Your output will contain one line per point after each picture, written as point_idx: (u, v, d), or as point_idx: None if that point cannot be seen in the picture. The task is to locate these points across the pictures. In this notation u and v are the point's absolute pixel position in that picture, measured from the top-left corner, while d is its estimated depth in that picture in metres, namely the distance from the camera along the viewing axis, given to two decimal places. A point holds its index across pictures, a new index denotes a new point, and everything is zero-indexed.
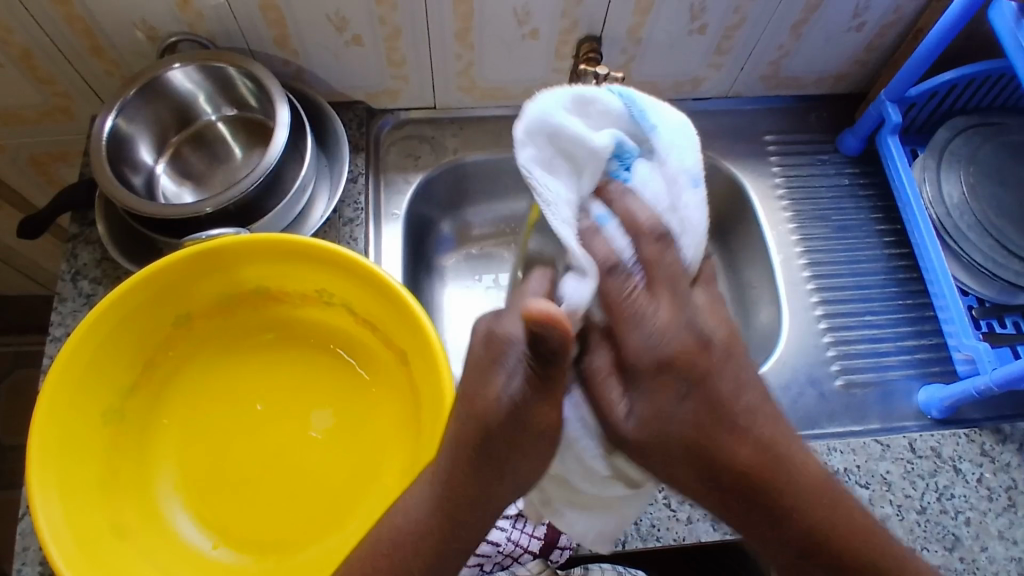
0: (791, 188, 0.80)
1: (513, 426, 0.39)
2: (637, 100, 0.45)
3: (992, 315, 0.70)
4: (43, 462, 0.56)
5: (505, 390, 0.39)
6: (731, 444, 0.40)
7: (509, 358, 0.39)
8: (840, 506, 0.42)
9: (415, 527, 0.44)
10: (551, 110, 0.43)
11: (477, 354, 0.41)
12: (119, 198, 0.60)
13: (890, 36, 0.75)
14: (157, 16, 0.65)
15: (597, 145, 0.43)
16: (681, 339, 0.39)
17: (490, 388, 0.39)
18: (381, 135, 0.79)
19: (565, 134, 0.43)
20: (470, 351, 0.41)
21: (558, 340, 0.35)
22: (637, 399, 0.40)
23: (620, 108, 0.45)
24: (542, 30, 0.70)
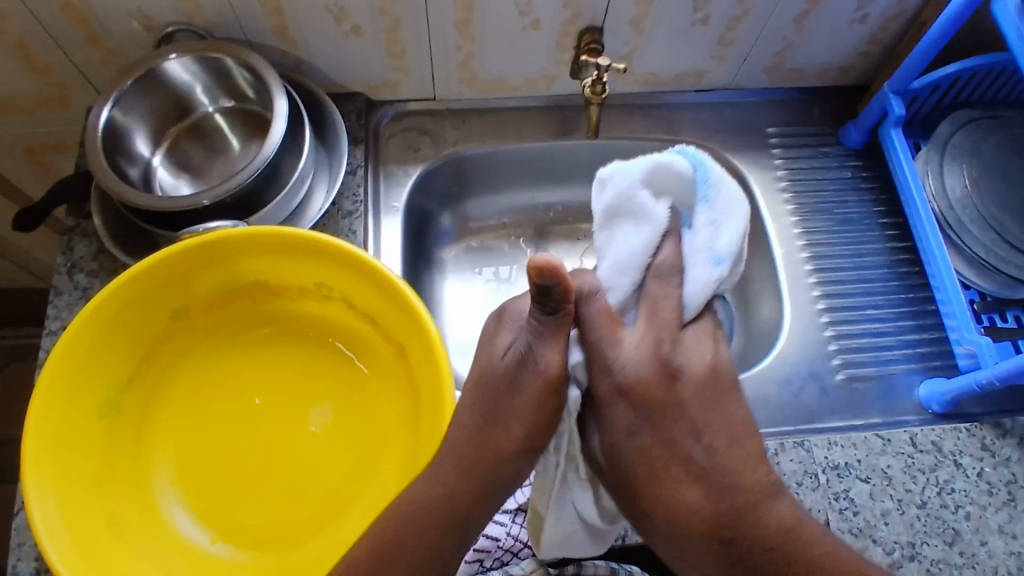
0: (793, 180, 0.79)
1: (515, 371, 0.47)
2: (704, 165, 0.48)
3: (994, 309, 0.69)
4: (39, 456, 0.56)
5: (508, 347, 0.48)
6: (660, 499, 0.46)
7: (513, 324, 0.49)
8: (798, 559, 0.45)
9: (427, 498, 0.48)
10: (631, 186, 0.48)
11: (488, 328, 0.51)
12: (116, 191, 0.59)
13: (895, 27, 0.74)
14: (153, 5, 0.64)
15: (666, 180, 0.48)
16: (643, 370, 0.47)
17: (496, 347, 0.49)
18: (381, 126, 0.78)
19: (668, 177, 0.48)
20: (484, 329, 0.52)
21: (558, 292, 0.42)
22: (602, 429, 0.48)
23: (687, 169, 0.48)
24: (543, 21, 0.69)
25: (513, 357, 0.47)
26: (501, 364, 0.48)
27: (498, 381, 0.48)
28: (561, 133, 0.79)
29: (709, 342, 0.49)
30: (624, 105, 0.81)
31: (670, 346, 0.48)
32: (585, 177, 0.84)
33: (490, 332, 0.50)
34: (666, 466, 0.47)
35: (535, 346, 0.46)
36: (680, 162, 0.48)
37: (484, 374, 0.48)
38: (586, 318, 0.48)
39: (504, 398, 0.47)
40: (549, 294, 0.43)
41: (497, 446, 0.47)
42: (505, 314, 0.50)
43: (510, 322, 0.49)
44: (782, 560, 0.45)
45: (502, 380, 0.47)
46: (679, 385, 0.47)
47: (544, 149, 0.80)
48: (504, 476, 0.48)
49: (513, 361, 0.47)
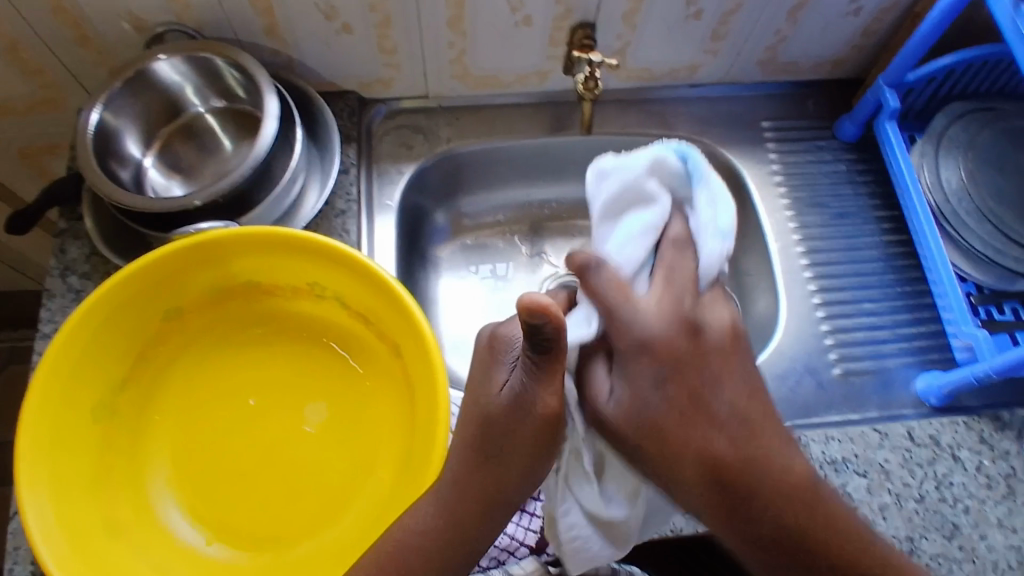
0: (789, 174, 0.79)
1: (514, 407, 0.46)
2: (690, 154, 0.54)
3: (991, 302, 0.69)
4: (33, 459, 0.56)
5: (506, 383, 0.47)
6: (691, 449, 0.48)
7: (508, 357, 0.48)
8: (820, 513, 0.47)
9: (429, 526, 0.48)
10: (631, 177, 0.55)
11: (481, 357, 0.50)
12: (107, 193, 0.59)
13: (889, 20, 0.73)
14: (143, 6, 0.64)
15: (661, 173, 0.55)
16: (665, 330, 0.49)
17: (493, 383, 0.48)
18: (373, 124, 0.78)
19: (661, 171, 0.55)
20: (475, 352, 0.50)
21: (552, 334, 0.41)
22: (620, 382, 0.50)
23: (678, 161, 0.54)
24: (535, 16, 0.68)
25: (510, 394, 0.47)
26: (497, 402, 0.47)
27: (495, 418, 0.47)
28: (555, 129, 0.79)
29: (725, 304, 0.53)
30: (618, 101, 0.81)
31: (691, 303, 0.51)
32: (580, 173, 0.84)
33: (481, 363, 0.50)
34: (695, 411, 0.49)
35: (529, 385, 0.46)
36: (669, 157, 0.54)
37: (481, 412, 0.48)
38: (597, 286, 0.50)
39: (504, 435, 0.47)
40: (540, 335, 0.41)
41: (500, 473, 0.48)
42: (496, 346, 0.49)
43: (503, 354, 0.49)
44: (802, 510, 0.47)
45: (500, 419, 0.47)
46: (701, 340, 0.50)
47: (538, 146, 0.79)
48: (509, 499, 0.48)
49: (509, 398, 0.47)
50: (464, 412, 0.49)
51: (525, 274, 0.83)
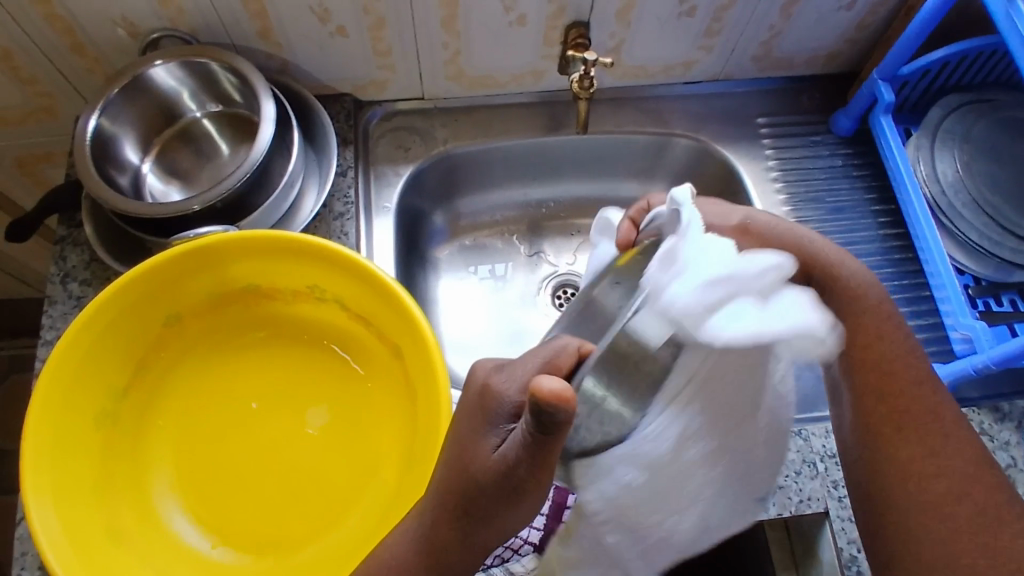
0: (785, 170, 0.79)
1: (503, 481, 0.41)
2: None
3: (988, 294, 0.70)
4: (37, 466, 0.56)
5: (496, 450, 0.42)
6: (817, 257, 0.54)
7: (500, 416, 0.43)
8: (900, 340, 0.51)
9: (405, 560, 0.44)
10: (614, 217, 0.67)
11: (470, 407, 0.45)
12: (105, 198, 0.59)
13: (881, 13, 0.74)
14: (138, 12, 0.64)
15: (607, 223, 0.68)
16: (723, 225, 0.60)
17: (481, 448, 0.42)
18: (369, 127, 0.78)
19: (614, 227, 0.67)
20: (463, 402, 0.46)
21: (563, 426, 0.35)
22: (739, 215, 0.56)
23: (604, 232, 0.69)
24: (529, 16, 0.69)
25: (497, 466, 0.40)
26: (484, 467, 0.41)
27: (483, 480, 0.41)
28: (550, 129, 0.79)
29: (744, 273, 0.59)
30: (613, 99, 0.81)
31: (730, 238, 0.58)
32: (577, 172, 0.84)
33: (472, 419, 0.44)
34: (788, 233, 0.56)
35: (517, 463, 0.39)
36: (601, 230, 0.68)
37: (468, 471, 0.42)
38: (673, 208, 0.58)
39: (491, 502, 0.42)
40: (546, 424, 0.35)
41: (478, 535, 0.43)
42: (487, 402, 0.44)
43: (495, 412, 0.44)
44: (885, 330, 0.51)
45: (487, 491, 0.41)
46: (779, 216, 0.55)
47: (533, 146, 0.80)
48: (486, 546, 0.44)
49: (497, 466, 0.40)
50: (446, 464, 0.44)
51: (524, 274, 0.83)
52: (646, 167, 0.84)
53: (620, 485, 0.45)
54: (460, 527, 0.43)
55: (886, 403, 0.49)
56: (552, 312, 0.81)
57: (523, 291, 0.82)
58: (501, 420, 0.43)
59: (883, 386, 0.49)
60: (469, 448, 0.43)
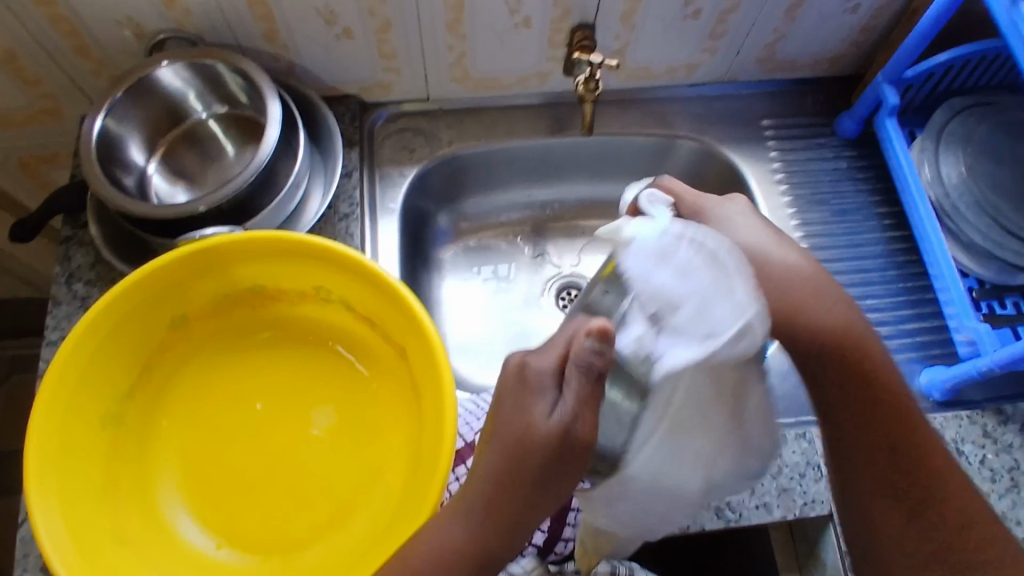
0: (789, 172, 0.79)
1: (564, 446, 0.43)
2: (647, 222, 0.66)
3: (992, 296, 0.69)
4: (43, 467, 0.56)
5: (549, 417, 0.44)
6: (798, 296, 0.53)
7: (544, 391, 0.45)
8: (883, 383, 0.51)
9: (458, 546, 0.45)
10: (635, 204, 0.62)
11: (510, 387, 0.46)
12: (110, 199, 0.59)
13: (885, 16, 0.74)
14: (144, 13, 0.64)
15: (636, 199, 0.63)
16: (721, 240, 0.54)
17: (532, 418, 0.44)
18: (375, 128, 0.78)
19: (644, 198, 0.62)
20: (501, 384, 0.47)
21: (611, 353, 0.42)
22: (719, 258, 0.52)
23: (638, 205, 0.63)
24: (534, 18, 0.69)
25: (559, 425, 0.43)
26: (543, 436, 0.43)
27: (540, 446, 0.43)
28: (555, 131, 0.79)
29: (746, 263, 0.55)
30: (617, 101, 0.81)
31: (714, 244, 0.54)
32: (581, 174, 0.84)
33: (513, 391, 0.46)
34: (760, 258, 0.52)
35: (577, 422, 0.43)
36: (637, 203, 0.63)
37: (524, 440, 0.44)
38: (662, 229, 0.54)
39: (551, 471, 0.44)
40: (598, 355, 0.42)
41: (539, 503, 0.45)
42: (527, 376, 0.45)
43: (538, 384, 0.45)
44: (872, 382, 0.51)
45: (546, 457, 0.43)
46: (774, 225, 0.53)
47: (538, 148, 0.80)
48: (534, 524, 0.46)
49: (558, 427, 0.43)
50: (498, 438, 0.45)
51: (527, 275, 0.83)
52: (650, 170, 0.84)
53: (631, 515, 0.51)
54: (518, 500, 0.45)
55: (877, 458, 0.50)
56: (556, 313, 0.81)
57: (526, 293, 0.82)
58: (547, 389, 0.45)
59: (868, 442, 0.50)
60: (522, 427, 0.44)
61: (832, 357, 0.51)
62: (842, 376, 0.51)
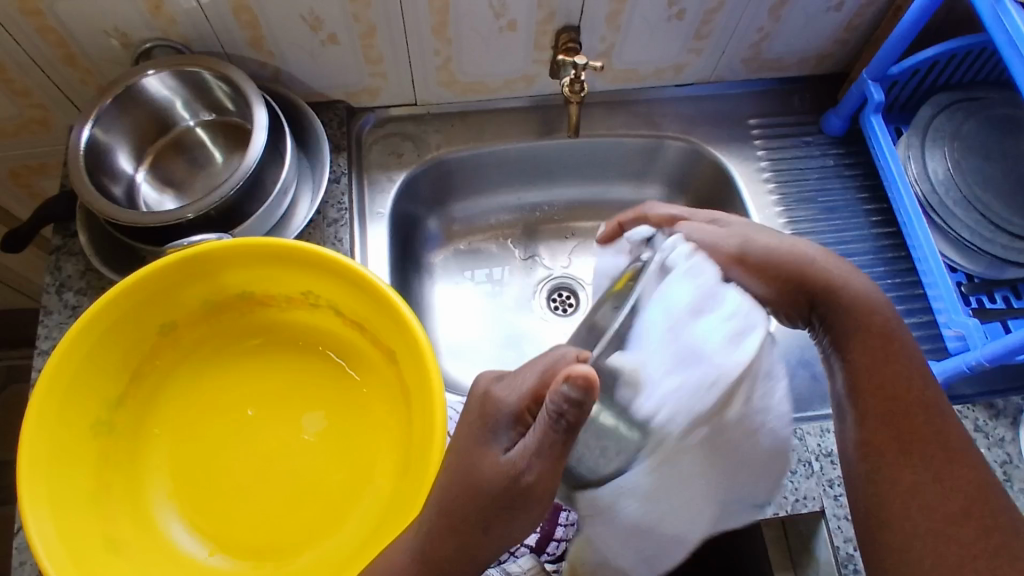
0: (777, 171, 0.79)
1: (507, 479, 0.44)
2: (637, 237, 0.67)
3: (982, 290, 0.70)
4: (33, 477, 0.56)
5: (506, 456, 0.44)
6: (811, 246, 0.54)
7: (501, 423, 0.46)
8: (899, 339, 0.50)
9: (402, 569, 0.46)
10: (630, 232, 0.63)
11: (475, 417, 0.47)
12: (98, 208, 0.60)
13: (870, 14, 0.74)
14: (130, 23, 0.65)
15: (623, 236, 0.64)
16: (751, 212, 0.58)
17: (488, 454, 0.45)
18: (363, 134, 0.78)
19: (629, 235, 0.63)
20: (470, 414, 0.48)
21: (586, 408, 0.40)
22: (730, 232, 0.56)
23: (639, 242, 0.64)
24: (519, 22, 0.69)
25: (508, 466, 0.44)
26: (493, 469, 0.44)
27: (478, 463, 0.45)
28: (543, 133, 0.80)
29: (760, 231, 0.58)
30: (604, 102, 0.81)
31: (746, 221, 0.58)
32: (569, 176, 0.84)
33: (478, 425, 0.47)
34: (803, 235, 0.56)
35: (529, 462, 0.43)
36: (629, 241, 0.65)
37: (470, 474, 0.45)
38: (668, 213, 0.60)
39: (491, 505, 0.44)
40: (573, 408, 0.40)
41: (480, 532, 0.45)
42: (490, 408, 0.47)
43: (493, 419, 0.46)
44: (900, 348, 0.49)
45: (490, 490, 0.44)
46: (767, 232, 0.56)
47: (526, 150, 0.80)
48: (479, 560, 0.45)
49: (505, 468, 0.44)
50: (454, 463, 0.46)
51: (521, 277, 0.84)
52: (640, 169, 0.84)
53: (680, 392, 0.42)
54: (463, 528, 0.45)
55: (895, 422, 0.47)
56: (546, 315, 0.82)
57: (519, 295, 0.83)
58: (502, 431, 0.46)
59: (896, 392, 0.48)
60: (476, 463, 0.45)
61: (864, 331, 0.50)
62: (874, 343, 0.49)
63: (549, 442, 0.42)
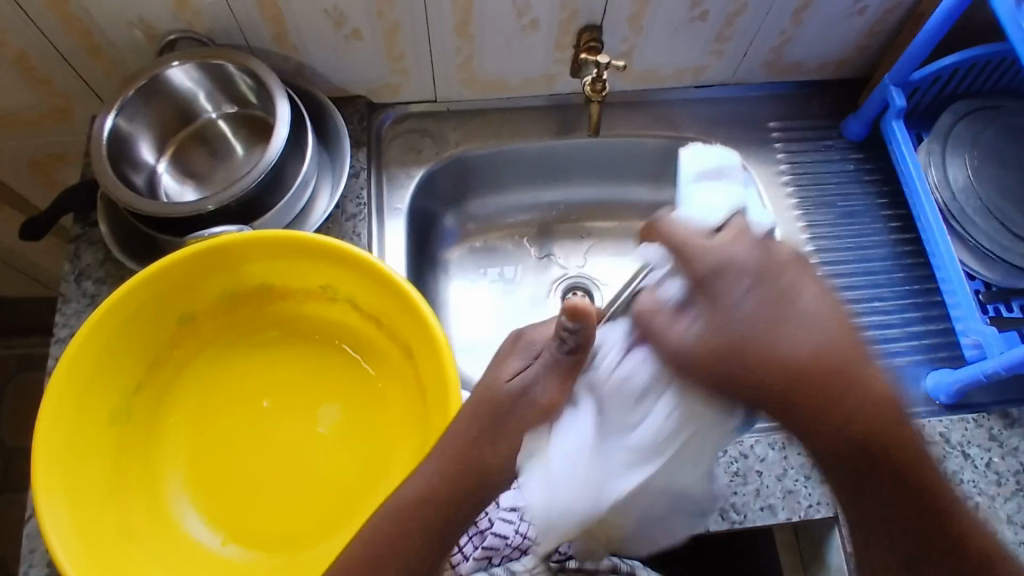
0: (796, 174, 0.79)
1: (519, 399, 0.50)
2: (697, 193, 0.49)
3: (998, 299, 0.69)
4: (51, 463, 0.56)
5: (518, 373, 0.51)
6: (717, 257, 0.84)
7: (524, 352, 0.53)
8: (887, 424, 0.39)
9: (425, 488, 0.49)
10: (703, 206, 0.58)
11: (504, 350, 0.55)
12: (119, 197, 0.60)
13: (893, 19, 0.74)
14: (154, 14, 0.65)
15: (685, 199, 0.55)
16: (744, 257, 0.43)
17: (504, 372, 0.52)
18: (382, 129, 0.78)
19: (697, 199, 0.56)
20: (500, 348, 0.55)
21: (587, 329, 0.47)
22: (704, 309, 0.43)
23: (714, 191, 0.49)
24: (541, 21, 0.69)
25: (519, 384, 0.50)
26: (509, 388, 0.50)
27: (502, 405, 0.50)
28: (562, 132, 0.80)
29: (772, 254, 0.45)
30: (623, 103, 0.81)
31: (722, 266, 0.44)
32: (587, 176, 0.84)
33: (502, 354, 0.54)
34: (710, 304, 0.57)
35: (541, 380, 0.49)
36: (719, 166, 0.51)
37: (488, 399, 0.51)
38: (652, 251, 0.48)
39: (504, 426, 0.49)
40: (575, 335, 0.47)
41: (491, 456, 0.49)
42: (520, 341, 0.54)
43: (522, 349, 0.53)
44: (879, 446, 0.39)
45: (501, 406, 0.50)
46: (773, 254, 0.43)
47: (545, 149, 0.80)
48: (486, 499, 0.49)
49: (517, 387, 0.50)
50: (478, 389, 0.52)
51: (533, 276, 0.84)
52: (658, 170, 0.84)
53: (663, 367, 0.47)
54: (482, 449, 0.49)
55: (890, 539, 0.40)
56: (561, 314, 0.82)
57: (532, 294, 0.83)
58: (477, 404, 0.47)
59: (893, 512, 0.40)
60: (494, 385, 0.52)
61: (860, 448, 0.39)
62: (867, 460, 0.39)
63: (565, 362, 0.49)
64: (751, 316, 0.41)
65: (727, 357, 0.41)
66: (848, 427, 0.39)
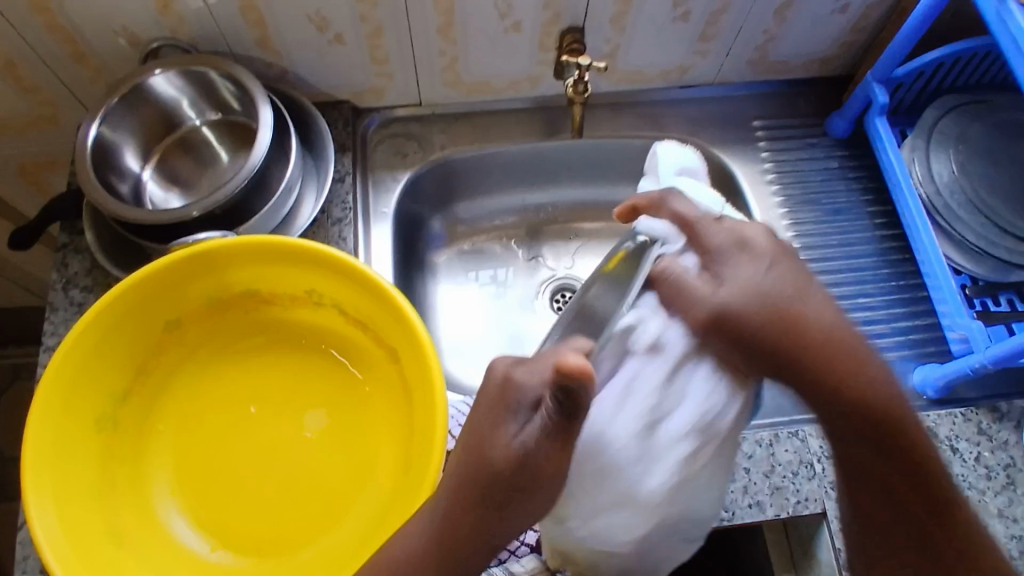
0: (781, 172, 0.79)
1: (520, 464, 0.44)
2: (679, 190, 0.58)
3: (986, 294, 0.69)
4: (37, 471, 0.56)
5: (515, 436, 0.44)
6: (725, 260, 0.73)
7: (522, 406, 0.45)
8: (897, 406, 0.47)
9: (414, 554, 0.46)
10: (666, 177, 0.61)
11: (490, 396, 0.46)
12: (104, 205, 0.60)
13: (875, 16, 0.74)
14: (137, 22, 0.65)
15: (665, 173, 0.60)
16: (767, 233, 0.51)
17: (501, 435, 0.45)
18: (368, 133, 0.79)
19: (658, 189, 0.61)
20: (483, 392, 0.47)
21: (586, 396, 0.40)
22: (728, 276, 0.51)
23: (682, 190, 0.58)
24: (524, 23, 0.69)
25: (517, 447, 0.44)
26: (504, 454, 0.44)
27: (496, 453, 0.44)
28: (548, 134, 0.80)
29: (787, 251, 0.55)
30: (609, 103, 0.81)
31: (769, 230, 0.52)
32: (575, 177, 0.84)
33: (491, 404, 0.46)
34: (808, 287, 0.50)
35: (538, 446, 0.43)
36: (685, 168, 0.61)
37: (484, 460, 0.45)
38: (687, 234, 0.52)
39: (505, 486, 0.44)
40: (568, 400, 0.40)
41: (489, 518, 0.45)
42: (509, 391, 0.45)
43: (516, 404, 0.45)
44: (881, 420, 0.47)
45: (505, 474, 0.44)
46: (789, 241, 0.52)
47: (531, 150, 0.80)
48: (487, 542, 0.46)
49: (518, 451, 0.44)
50: (465, 442, 0.46)
51: (524, 278, 0.84)
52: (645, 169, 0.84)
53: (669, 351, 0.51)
54: (478, 511, 0.45)
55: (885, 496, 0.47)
56: (551, 316, 0.82)
57: (522, 296, 0.83)
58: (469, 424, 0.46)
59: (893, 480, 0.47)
60: (484, 442, 0.45)
61: (864, 418, 0.47)
62: (873, 425, 0.47)
63: (553, 424, 0.42)
64: (778, 286, 0.49)
65: (751, 325, 0.48)
66: (852, 398, 0.47)
